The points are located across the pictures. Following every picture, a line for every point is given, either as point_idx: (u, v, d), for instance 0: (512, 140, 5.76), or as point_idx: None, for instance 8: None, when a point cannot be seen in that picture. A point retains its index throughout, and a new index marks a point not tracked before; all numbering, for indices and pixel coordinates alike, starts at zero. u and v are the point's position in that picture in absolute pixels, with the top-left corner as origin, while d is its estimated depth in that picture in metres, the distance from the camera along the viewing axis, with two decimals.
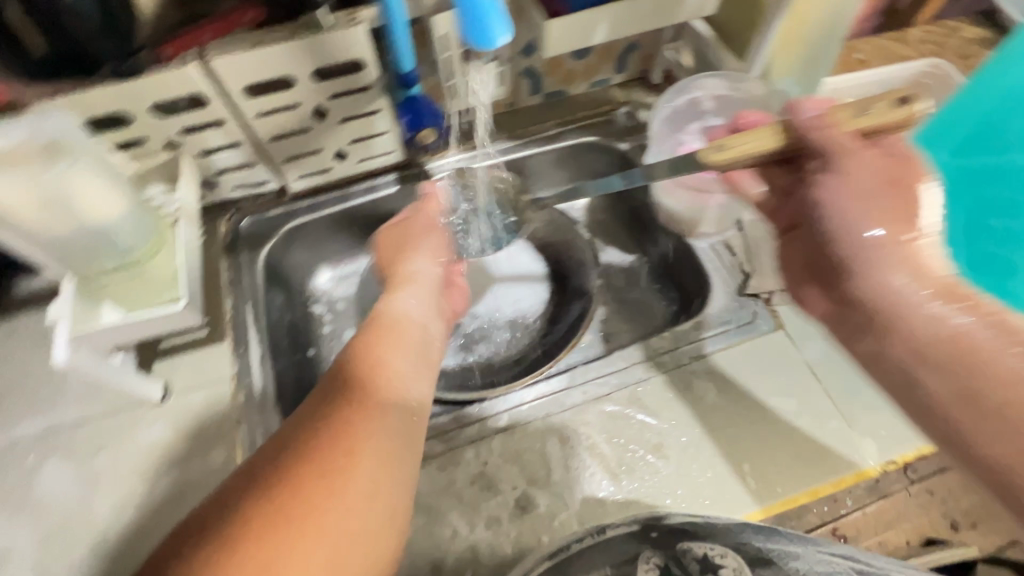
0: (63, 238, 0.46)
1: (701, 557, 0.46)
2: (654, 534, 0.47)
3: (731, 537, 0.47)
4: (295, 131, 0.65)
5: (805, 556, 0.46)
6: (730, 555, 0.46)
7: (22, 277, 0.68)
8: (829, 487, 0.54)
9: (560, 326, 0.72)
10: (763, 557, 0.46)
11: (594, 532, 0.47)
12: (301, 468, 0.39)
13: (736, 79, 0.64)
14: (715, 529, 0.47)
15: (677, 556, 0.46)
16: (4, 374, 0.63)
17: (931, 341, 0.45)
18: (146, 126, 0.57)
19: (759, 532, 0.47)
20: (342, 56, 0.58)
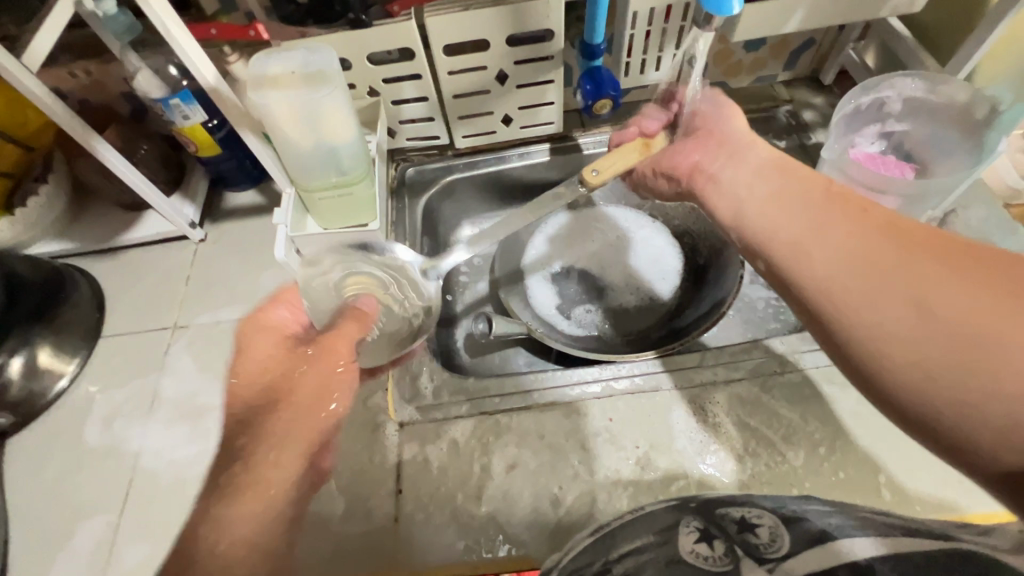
0: (302, 154, 0.54)
1: (738, 518, 0.40)
2: (692, 504, 0.44)
3: (770, 504, 0.42)
4: (474, 93, 0.71)
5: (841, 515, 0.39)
6: (768, 517, 0.40)
7: (233, 192, 0.81)
8: (979, 519, 0.50)
9: (677, 314, 0.74)
10: (797, 518, 0.40)
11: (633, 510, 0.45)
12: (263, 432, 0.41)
13: (936, 81, 0.60)
14: (751, 501, 0.43)
15: (716, 520, 0.41)
16: (213, 268, 0.75)
17: (827, 240, 0.41)
18: (360, 72, 0.66)
19: (795, 499, 0.42)
20: (538, 24, 0.63)
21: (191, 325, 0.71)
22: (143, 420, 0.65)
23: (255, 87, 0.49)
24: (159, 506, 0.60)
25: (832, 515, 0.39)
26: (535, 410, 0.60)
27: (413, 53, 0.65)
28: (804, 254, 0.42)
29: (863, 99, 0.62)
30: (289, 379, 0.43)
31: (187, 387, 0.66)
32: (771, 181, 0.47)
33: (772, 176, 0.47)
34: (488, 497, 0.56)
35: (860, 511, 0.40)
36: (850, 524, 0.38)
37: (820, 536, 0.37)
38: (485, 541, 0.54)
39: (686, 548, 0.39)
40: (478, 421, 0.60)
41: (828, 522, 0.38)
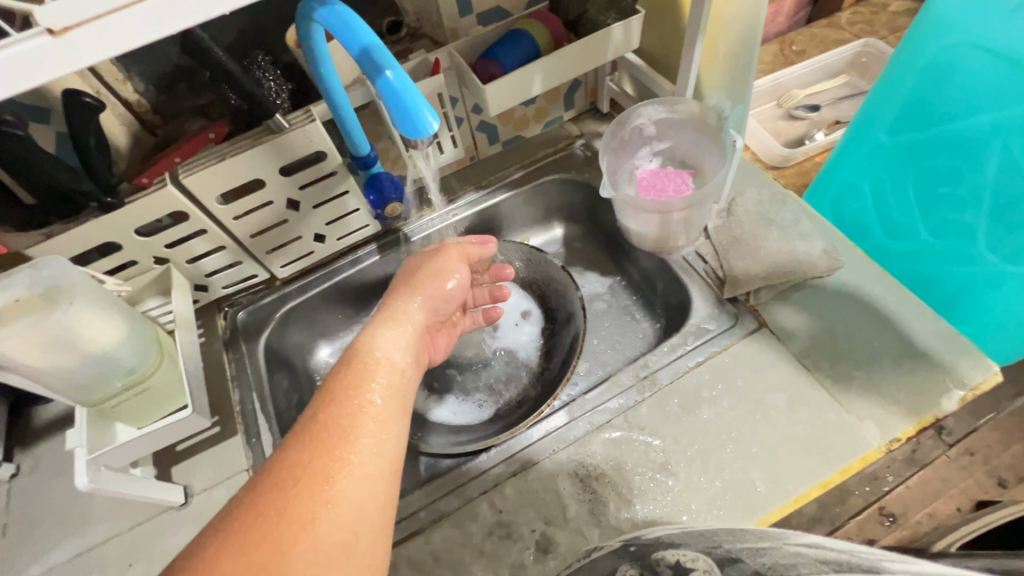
0: (72, 373, 0.48)
1: (673, 563, 0.39)
2: (633, 548, 0.45)
3: (706, 543, 0.39)
4: (273, 225, 0.69)
5: (771, 552, 0.35)
6: (704, 560, 0.38)
7: (42, 405, 0.71)
8: (839, 479, 0.55)
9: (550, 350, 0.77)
10: (734, 559, 0.36)
11: (583, 555, 0.50)
12: (306, 447, 0.39)
13: (672, 102, 0.67)
14: (690, 540, 0.41)
15: (653, 566, 0.41)
16: (34, 504, 0.65)
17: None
18: (134, 249, 0.61)
19: (730, 534, 0.39)
20: (305, 149, 0.62)
21: None
22: None
23: None
24: None
25: (767, 549, 0.35)
26: (426, 530, 0.57)
27: (185, 214, 0.61)
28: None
29: (622, 131, 0.69)
30: (339, 392, 0.44)
31: None
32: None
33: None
34: None
35: (793, 546, 0.35)
36: (786, 565, 0.33)
37: None
38: None
39: None
40: None
41: (762, 560, 0.35)
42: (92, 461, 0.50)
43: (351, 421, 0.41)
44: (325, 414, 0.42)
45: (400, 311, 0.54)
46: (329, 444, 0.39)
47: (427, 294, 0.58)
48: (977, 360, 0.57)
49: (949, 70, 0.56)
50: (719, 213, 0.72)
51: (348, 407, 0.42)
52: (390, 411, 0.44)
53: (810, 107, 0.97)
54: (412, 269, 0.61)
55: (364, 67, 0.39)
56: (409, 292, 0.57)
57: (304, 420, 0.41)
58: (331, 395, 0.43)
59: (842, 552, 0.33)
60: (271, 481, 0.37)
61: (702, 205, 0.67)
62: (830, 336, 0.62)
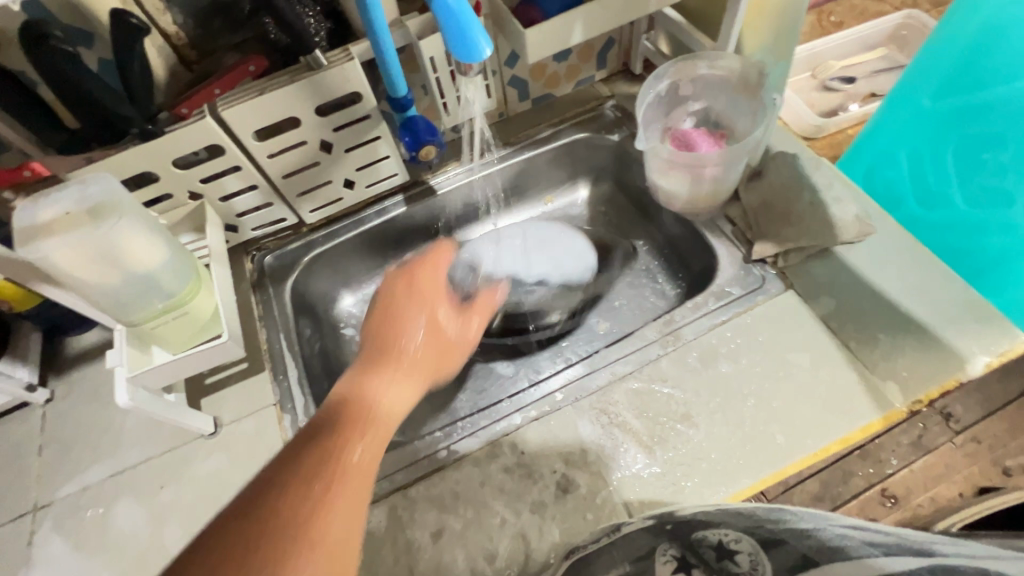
0: (114, 290, 0.49)
1: (715, 543, 0.40)
2: (668, 526, 0.43)
3: (746, 522, 0.40)
4: (305, 168, 0.69)
5: (817, 531, 0.38)
6: (747, 540, 0.39)
7: (74, 335, 0.73)
8: (857, 438, 0.55)
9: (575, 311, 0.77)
10: (777, 540, 0.38)
11: (611, 531, 0.46)
12: (276, 500, 0.38)
13: (712, 58, 0.66)
14: (729, 519, 0.42)
15: (694, 547, 0.41)
16: (68, 427, 0.67)
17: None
18: (171, 180, 0.62)
19: (771, 514, 0.40)
20: (342, 89, 0.62)
21: (55, 501, 0.62)
22: None
23: (27, 241, 0.45)
24: None
25: (812, 529, 0.38)
26: (448, 468, 0.59)
27: (221, 148, 0.62)
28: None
29: (659, 87, 0.68)
30: (308, 441, 0.43)
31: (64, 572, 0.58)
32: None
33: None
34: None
35: (836, 527, 0.38)
36: (833, 545, 0.36)
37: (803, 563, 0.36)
38: None
39: None
40: (393, 501, 0.57)
41: (811, 544, 0.37)
42: (131, 381, 0.53)
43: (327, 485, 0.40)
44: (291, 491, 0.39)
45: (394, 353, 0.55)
46: (295, 512, 0.38)
47: (402, 378, 0.54)
48: (1005, 328, 0.57)
49: (1002, 30, 0.55)
50: (751, 176, 0.72)
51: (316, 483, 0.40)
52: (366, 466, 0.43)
53: (845, 79, 0.95)
54: (407, 319, 0.59)
55: None
56: (407, 333, 0.58)
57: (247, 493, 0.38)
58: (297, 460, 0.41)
59: (885, 535, 0.38)
60: (228, 541, 0.35)
61: (735, 164, 0.66)
62: (858, 300, 0.62)
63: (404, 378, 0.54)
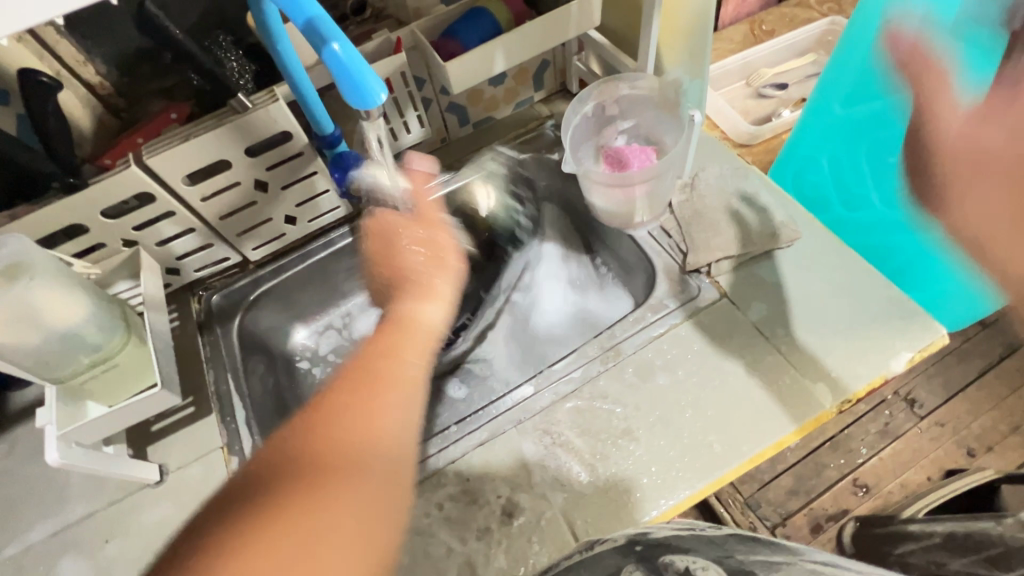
0: (37, 349, 0.50)
1: (683, 571, 0.41)
2: (638, 547, 0.45)
3: (716, 551, 0.42)
4: (242, 207, 0.70)
5: (790, 564, 0.40)
6: (713, 568, 0.40)
7: (16, 391, 0.72)
8: (790, 441, 0.57)
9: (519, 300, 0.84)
10: (747, 570, 0.40)
11: (583, 548, 0.48)
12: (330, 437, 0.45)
13: (634, 78, 0.68)
14: (698, 546, 0.43)
15: (659, 570, 0.41)
16: (10, 485, 0.66)
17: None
18: (101, 230, 0.62)
19: (741, 543, 0.43)
20: (270, 130, 0.62)
21: None
22: None
23: None
24: None
25: (783, 562, 0.40)
26: None
27: (152, 195, 0.62)
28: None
29: (585, 109, 0.70)
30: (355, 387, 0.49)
31: None
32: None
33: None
34: None
35: (809, 563, 0.40)
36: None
37: None
38: None
39: None
40: None
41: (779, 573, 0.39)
42: (62, 438, 0.52)
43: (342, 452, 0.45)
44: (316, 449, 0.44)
45: (427, 286, 0.58)
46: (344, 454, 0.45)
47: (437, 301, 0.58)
48: (925, 324, 0.60)
49: (903, 38, 0.59)
50: (683, 188, 0.74)
51: (334, 457, 0.44)
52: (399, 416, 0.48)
53: (777, 85, 0.98)
54: (402, 246, 0.61)
55: (312, 40, 0.41)
56: (419, 263, 0.61)
57: (283, 453, 0.44)
58: (332, 412, 0.47)
59: (854, 572, 0.39)
60: (261, 501, 0.40)
61: (664, 178, 0.68)
62: (789, 305, 0.64)
63: (437, 305, 0.58)
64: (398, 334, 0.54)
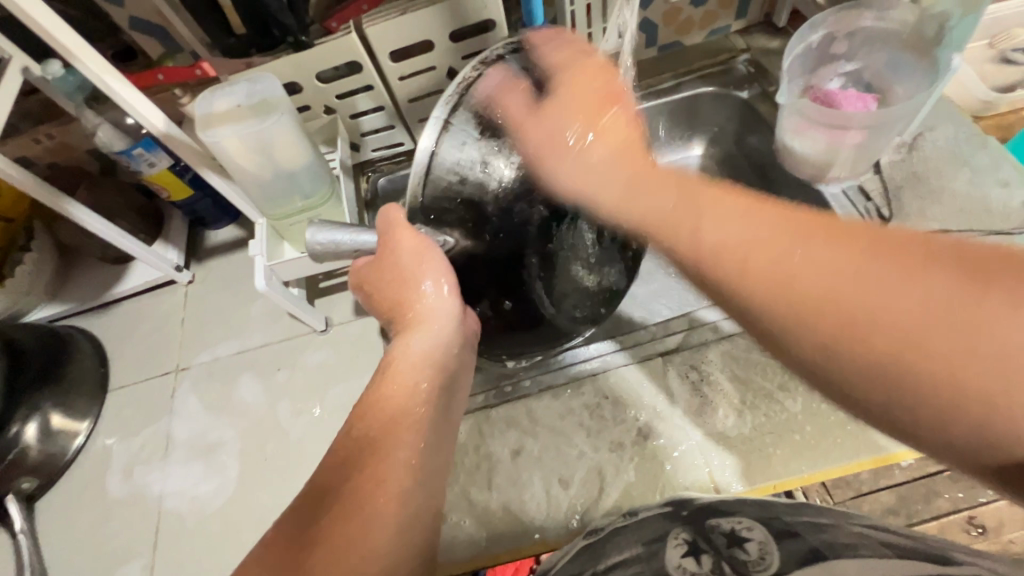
0: (263, 182, 0.57)
1: (727, 531, 0.38)
2: (685, 513, 0.42)
3: (761, 512, 0.40)
4: (429, 94, 0.71)
5: (832, 528, 0.36)
6: (760, 530, 0.37)
7: (211, 230, 0.82)
8: None
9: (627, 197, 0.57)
10: (792, 532, 0.37)
11: (626, 515, 0.44)
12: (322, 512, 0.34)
13: (883, 7, 0.60)
14: (743, 510, 0.41)
15: (705, 531, 0.39)
16: (205, 307, 0.77)
17: (764, 286, 0.31)
18: (313, 92, 0.66)
19: (789, 508, 0.40)
20: (478, 15, 0.62)
21: (192, 366, 0.73)
22: (161, 464, 0.67)
23: (205, 126, 0.53)
24: (187, 544, 0.62)
25: (826, 526, 0.37)
26: (532, 398, 0.61)
27: (359, 66, 0.65)
28: (915, 370, 0.27)
29: (811, 37, 0.63)
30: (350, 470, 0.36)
31: (196, 426, 0.68)
32: (930, 313, 0.27)
33: (966, 289, 0.27)
34: (499, 488, 0.57)
35: (857, 527, 0.36)
36: (846, 542, 0.35)
37: (812, 554, 0.34)
38: (501, 533, 0.55)
39: (673, 563, 0.36)
40: (476, 418, 0.61)
41: (822, 537, 0.36)
42: (268, 268, 0.59)
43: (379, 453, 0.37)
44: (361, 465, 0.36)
45: (423, 307, 0.44)
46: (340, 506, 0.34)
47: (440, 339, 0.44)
48: None
49: None
50: (898, 147, 0.65)
51: (384, 433, 0.38)
52: (432, 425, 0.40)
53: None
54: (383, 287, 0.46)
55: None
56: (412, 289, 0.44)
57: (315, 486, 0.36)
58: (363, 430, 0.39)
59: (910, 538, 0.35)
60: None
61: (889, 129, 0.60)
62: None
63: (440, 330, 0.44)
64: (396, 371, 0.42)
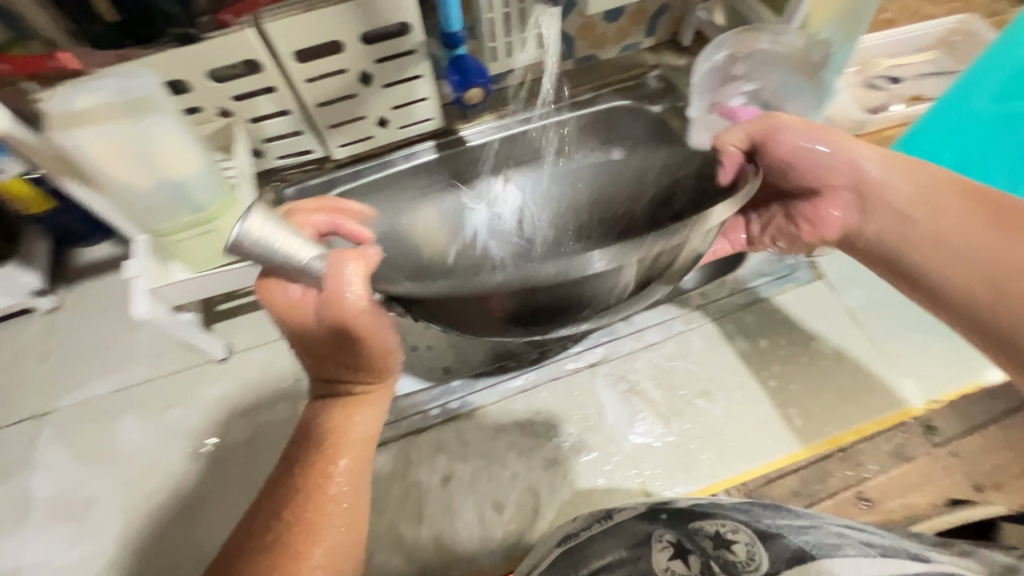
0: (144, 194, 0.50)
1: (713, 533, 0.38)
2: (664, 515, 0.42)
3: (743, 515, 0.40)
4: (340, 98, 0.66)
5: (815, 529, 0.38)
6: (744, 531, 0.38)
7: (80, 247, 0.70)
8: (851, 438, 0.56)
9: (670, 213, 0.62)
10: (774, 533, 0.38)
11: (601, 519, 0.43)
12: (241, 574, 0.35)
13: (776, 32, 0.65)
14: (724, 510, 0.41)
15: (691, 533, 0.39)
16: (74, 338, 0.65)
17: (946, 238, 0.44)
18: (204, 92, 0.59)
19: (767, 508, 0.40)
20: (390, 18, 0.58)
21: (58, 408, 0.61)
22: (17, 530, 0.56)
23: (63, 128, 0.45)
24: None
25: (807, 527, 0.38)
26: (461, 420, 0.58)
27: (259, 65, 0.59)
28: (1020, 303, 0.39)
29: (716, 57, 0.67)
30: (268, 530, 0.37)
31: (65, 480, 0.58)
32: None
33: None
34: (431, 520, 0.53)
35: (833, 526, 0.39)
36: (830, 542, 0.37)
37: (799, 556, 0.35)
38: (433, 569, 0.51)
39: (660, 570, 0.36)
40: (402, 446, 0.57)
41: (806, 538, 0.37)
42: (153, 293, 0.53)
43: (306, 529, 0.37)
44: (281, 526, 0.37)
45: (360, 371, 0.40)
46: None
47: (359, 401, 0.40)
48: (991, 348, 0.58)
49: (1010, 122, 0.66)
50: None
51: (306, 502, 0.37)
52: (354, 500, 0.39)
53: (892, 78, 0.86)
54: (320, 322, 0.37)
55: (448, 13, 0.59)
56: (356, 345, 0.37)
57: (233, 545, 0.37)
58: (290, 509, 0.37)
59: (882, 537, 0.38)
60: None
61: None
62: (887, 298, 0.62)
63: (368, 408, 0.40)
64: (320, 442, 0.39)
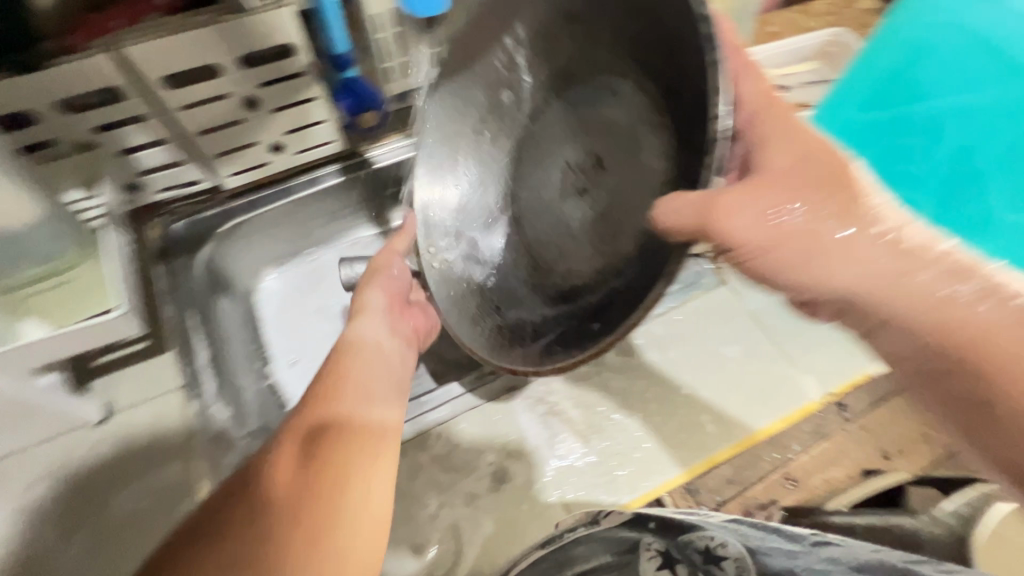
0: None
1: (702, 549, 0.41)
2: (652, 524, 0.42)
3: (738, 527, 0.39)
4: (224, 125, 0.60)
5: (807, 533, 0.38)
6: (732, 546, 0.41)
7: None
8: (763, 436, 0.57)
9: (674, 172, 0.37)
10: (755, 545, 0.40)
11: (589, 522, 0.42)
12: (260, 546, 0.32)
13: None
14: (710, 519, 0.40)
15: (680, 547, 0.42)
16: None
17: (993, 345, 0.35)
18: (56, 125, 0.52)
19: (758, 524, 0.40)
20: (270, 40, 0.54)
21: None
22: None
23: None
24: None
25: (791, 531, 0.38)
26: None
27: (121, 93, 0.53)
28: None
29: None
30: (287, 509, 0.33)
31: None
32: None
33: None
34: None
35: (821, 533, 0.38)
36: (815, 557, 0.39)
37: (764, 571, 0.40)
38: None
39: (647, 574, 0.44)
40: None
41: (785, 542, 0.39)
42: None
43: (320, 508, 0.34)
44: (301, 493, 0.34)
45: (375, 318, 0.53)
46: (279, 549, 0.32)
47: (374, 397, 0.44)
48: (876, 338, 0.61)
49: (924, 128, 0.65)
50: None
51: (324, 481, 0.35)
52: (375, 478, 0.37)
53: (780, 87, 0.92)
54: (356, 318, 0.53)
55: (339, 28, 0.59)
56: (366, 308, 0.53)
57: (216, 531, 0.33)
58: (309, 480, 0.35)
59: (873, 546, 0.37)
60: None
61: None
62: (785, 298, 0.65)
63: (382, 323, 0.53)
64: (331, 434, 0.38)
